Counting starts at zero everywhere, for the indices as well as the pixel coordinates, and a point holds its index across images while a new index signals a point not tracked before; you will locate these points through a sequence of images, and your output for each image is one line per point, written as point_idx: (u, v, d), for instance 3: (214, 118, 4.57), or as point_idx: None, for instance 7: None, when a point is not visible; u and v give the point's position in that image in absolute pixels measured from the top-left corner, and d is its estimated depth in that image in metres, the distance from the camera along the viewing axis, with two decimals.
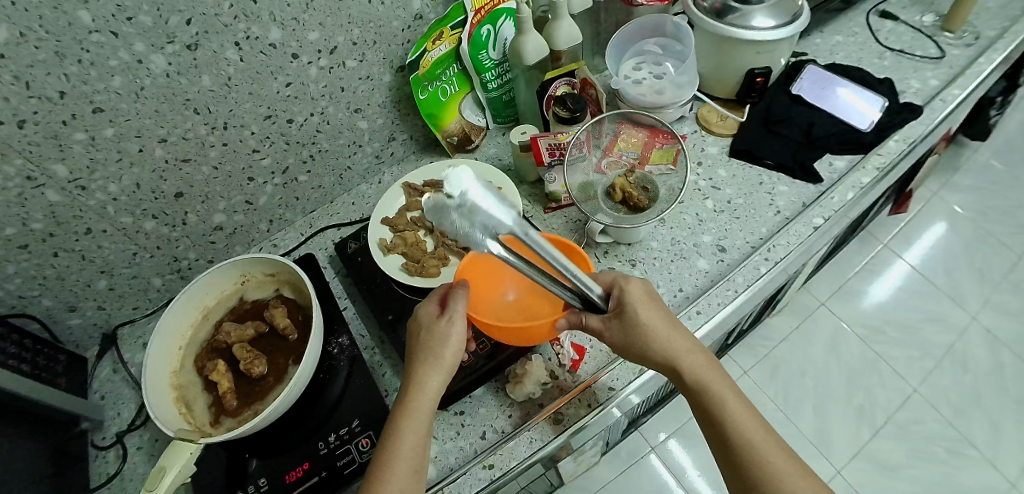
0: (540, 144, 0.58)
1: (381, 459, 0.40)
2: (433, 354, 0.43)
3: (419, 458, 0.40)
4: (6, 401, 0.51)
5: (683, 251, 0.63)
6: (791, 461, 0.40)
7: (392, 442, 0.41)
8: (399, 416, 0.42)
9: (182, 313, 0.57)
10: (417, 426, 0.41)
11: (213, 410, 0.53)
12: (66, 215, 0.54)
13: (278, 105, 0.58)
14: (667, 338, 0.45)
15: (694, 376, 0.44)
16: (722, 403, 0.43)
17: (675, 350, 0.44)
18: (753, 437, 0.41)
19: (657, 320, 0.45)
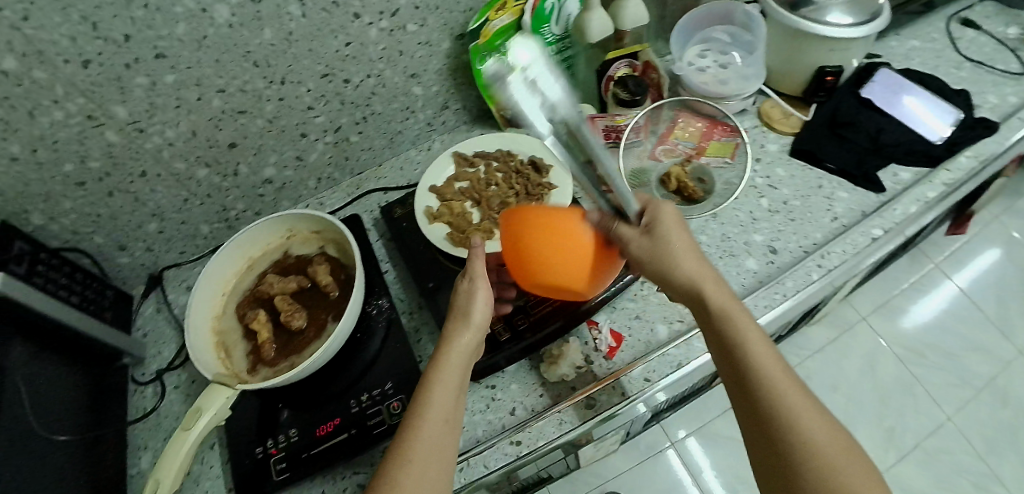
0: (597, 126, 0.59)
1: (413, 414, 0.39)
2: (463, 309, 0.44)
3: (452, 409, 0.40)
4: (53, 330, 0.54)
5: (731, 250, 0.61)
6: (811, 407, 0.36)
7: (424, 397, 0.40)
8: (431, 374, 0.42)
9: (228, 261, 0.58)
10: (449, 383, 0.41)
11: (251, 358, 0.54)
12: (123, 156, 0.55)
13: (336, 64, 0.57)
14: (688, 265, 0.42)
15: (717, 307, 0.41)
16: (744, 338, 0.40)
17: (696, 276, 0.42)
18: (773, 376, 0.38)
19: (681, 245, 0.43)
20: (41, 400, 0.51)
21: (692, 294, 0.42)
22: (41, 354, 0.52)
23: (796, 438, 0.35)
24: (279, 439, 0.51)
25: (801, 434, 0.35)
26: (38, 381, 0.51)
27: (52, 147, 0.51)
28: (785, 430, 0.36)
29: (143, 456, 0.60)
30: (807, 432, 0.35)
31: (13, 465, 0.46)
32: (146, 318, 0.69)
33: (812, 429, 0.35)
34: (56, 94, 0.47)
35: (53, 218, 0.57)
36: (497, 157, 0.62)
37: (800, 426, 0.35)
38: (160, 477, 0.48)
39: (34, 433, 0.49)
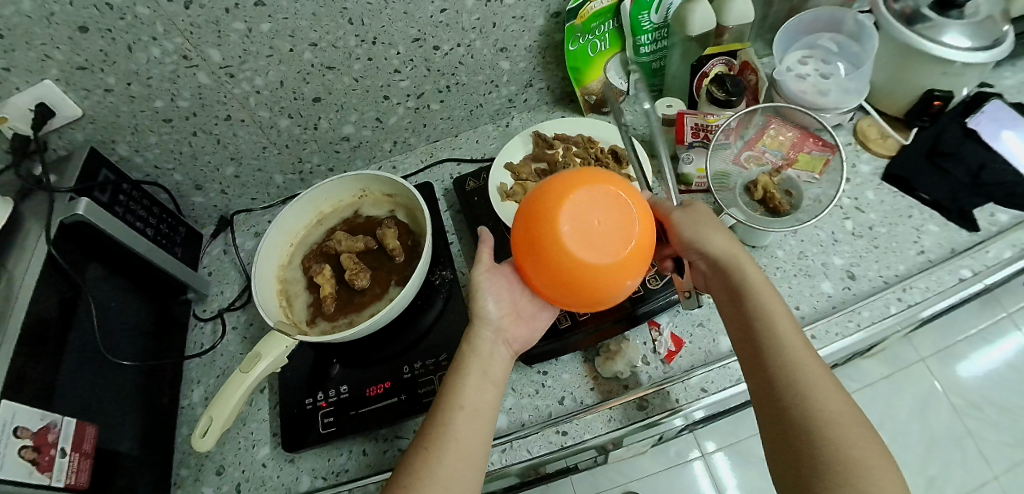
0: (686, 121, 0.56)
1: (439, 404, 0.41)
2: (479, 313, 0.46)
3: (481, 408, 0.41)
4: (124, 258, 0.56)
5: (808, 269, 0.58)
6: (825, 377, 0.38)
7: (452, 388, 0.42)
8: (454, 368, 0.44)
9: (301, 213, 0.59)
10: (473, 374, 0.43)
11: (311, 310, 0.54)
12: (211, 98, 0.57)
13: (428, 29, 0.57)
14: (721, 239, 0.44)
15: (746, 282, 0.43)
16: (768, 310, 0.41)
17: (731, 252, 0.44)
18: (790, 348, 0.39)
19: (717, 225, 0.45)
20: (107, 323, 0.53)
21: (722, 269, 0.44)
22: (107, 282, 0.54)
23: (807, 405, 0.37)
24: (329, 393, 0.52)
25: (813, 403, 0.37)
26: (110, 306, 0.54)
27: (146, 83, 0.53)
28: (796, 397, 0.37)
29: (195, 390, 0.62)
30: (820, 400, 0.37)
31: (72, 378, 0.48)
32: (213, 258, 0.71)
33: (825, 398, 0.37)
34: (156, 31, 0.48)
35: (137, 151, 0.60)
36: (578, 141, 0.61)
37: (812, 393, 0.37)
38: (214, 416, 0.48)
39: (100, 353, 0.51)
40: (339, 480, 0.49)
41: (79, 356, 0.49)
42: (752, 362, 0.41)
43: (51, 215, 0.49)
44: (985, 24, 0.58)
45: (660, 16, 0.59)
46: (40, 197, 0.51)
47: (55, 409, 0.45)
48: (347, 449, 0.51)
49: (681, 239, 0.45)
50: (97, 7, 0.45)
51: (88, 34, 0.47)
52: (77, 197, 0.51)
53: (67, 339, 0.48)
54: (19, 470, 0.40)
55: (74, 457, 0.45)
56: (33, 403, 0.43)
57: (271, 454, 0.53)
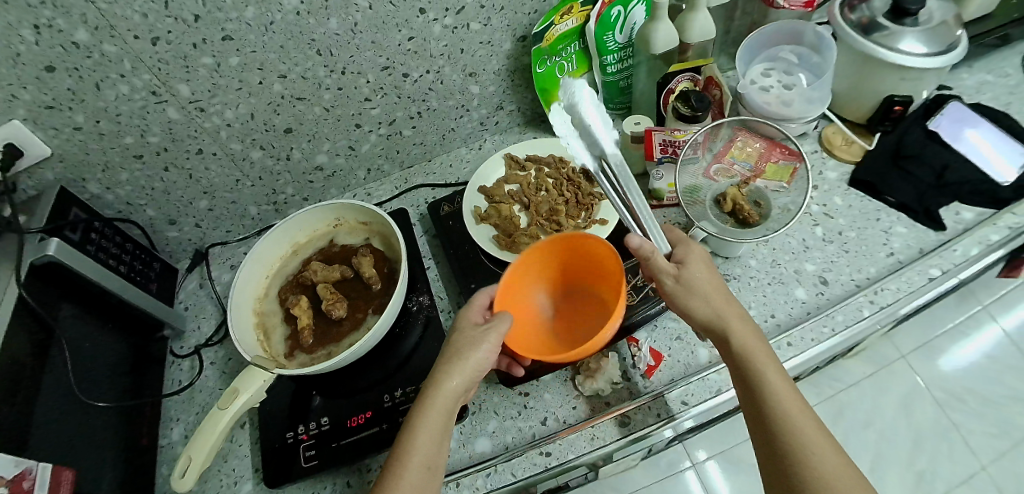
0: (654, 137, 0.56)
1: (396, 455, 0.40)
2: (459, 354, 0.43)
3: (434, 457, 0.40)
4: (97, 297, 0.55)
5: (781, 277, 0.59)
6: (822, 438, 0.38)
7: (409, 436, 0.41)
8: (415, 415, 0.42)
9: (276, 244, 0.59)
10: (433, 425, 0.41)
11: (289, 343, 0.54)
12: (182, 133, 0.57)
13: (397, 57, 0.57)
14: (714, 299, 0.44)
15: (739, 344, 0.42)
16: (761, 371, 0.41)
17: (722, 312, 0.43)
18: (787, 410, 0.39)
19: (711, 282, 0.45)
20: (80, 366, 0.52)
21: (713, 329, 0.44)
22: (81, 323, 0.54)
23: (805, 468, 0.37)
24: (310, 426, 0.51)
25: (813, 468, 0.37)
26: (84, 347, 0.53)
27: (115, 120, 0.52)
28: (793, 462, 0.37)
29: (175, 428, 0.61)
30: (818, 463, 0.37)
31: (43, 424, 0.47)
32: (189, 292, 0.70)
33: (823, 459, 0.37)
34: (124, 69, 0.48)
35: (109, 188, 0.59)
36: (549, 162, 0.61)
37: (810, 457, 0.37)
38: (192, 456, 0.48)
39: (75, 396, 0.51)
40: None
41: (52, 401, 0.48)
42: (753, 425, 0.41)
43: (22, 257, 0.49)
44: (939, 29, 0.59)
45: (625, 36, 0.61)
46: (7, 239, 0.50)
47: (29, 455, 0.45)
48: (330, 481, 0.50)
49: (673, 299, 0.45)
50: (63, 46, 0.45)
51: (55, 73, 0.46)
52: (47, 238, 0.51)
53: (40, 386, 0.48)
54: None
55: None
56: (5, 452, 0.42)
57: (253, 490, 0.52)
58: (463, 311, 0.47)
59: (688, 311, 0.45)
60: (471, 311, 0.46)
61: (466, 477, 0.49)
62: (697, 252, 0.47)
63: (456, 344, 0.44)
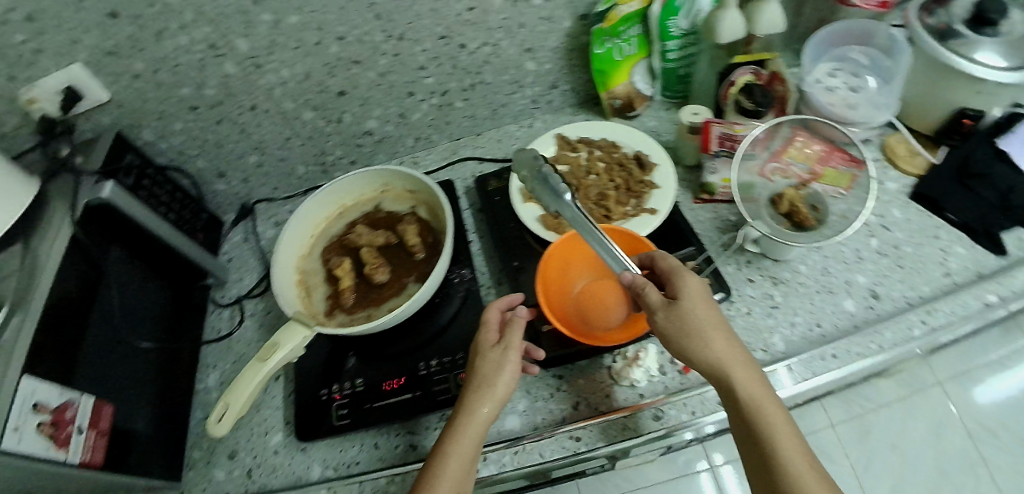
0: (712, 130, 0.55)
1: (427, 476, 0.40)
2: (487, 380, 0.44)
3: (463, 480, 0.40)
4: (149, 241, 0.58)
5: (829, 286, 0.57)
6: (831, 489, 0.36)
7: (437, 460, 0.41)
8: (445, 439, 0.42)
9: (323, 205, 0.60)
10: (464, 446, 0.41)
11: (329, 303, 0.55)
12: (236, 87, 0.57)
13: (455, 27, 0.57)
14: (714, 342, 0.41)
15: (745, 396, 0.40)
16: (767, 424, 0.39)
17: (721, 357, 0.41)
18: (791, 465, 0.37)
19: (710, 319, 0.42)
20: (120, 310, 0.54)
21: (710, 372, 0.41)
22: (127, 269, 0.56)
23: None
24: (344, 385, 0.53)
25: None
26: (129, 289, 0.56)
27: (173, 70, 0.53)
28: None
29: (211, 374, 0.63)
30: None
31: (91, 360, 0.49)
32: (234, 245, 0.72)
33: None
34: (184, 19, 0.49)
35: (162, 136, 0.61)
36: (602, 146, 0.60)
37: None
38: (230, 403, 0.49)
39: (119, 333, 0.53)
40: (352, 471, 0.53)
41: (98, 335, 0.50)
42: (758, 474, 0.39)
43: (77, 199, 0.51)
44: None
45: (689, 22, 0.59)
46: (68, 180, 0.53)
47: (74, 386, 0.46)
48: (358, 442, 0.54)
49: (665, 339, 0.43)
50: None
51: (118, 20, 0.47)
52: (103, 183, 0.52)
53: (90, 318, 0.50)
54: (36, 443, 0.41)
55: (90, 434, 0.46)
56: (53, 379, 0.44)
57: None
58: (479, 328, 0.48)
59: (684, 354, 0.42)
60: (486, 329, 0.48)
61: (493, 452, 0.50)
62: (696, 283, 0.44)
63: (481, 371, 0.45)
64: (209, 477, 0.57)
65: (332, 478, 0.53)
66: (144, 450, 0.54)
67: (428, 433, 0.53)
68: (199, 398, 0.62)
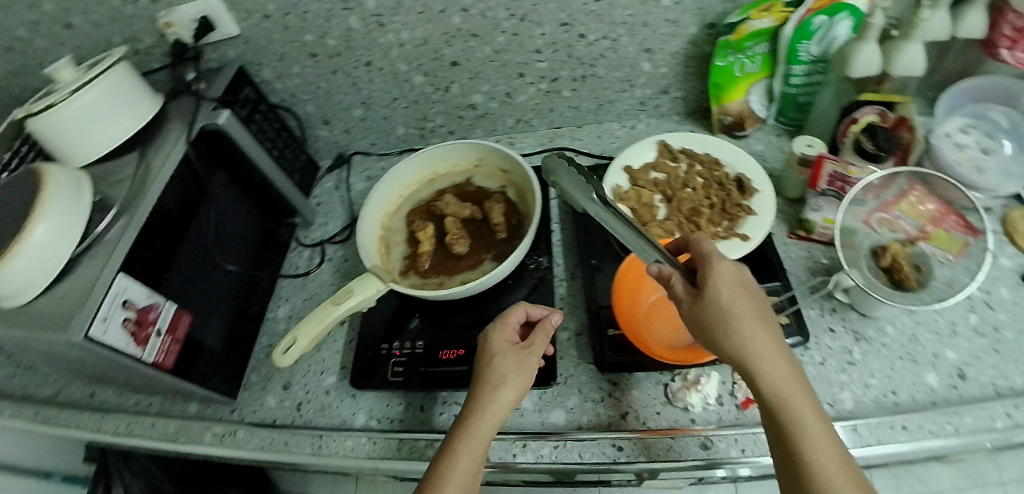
0: (824, 166, 0.52)
1: (437, 472, 0.40)
2: (501, 378, 0.44)
3: (472, 481, 0.40)
4: (250, 176, 0.63)
5: (915, 355, 0.51)
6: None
7: (447, 458, 0.41)
8: (455, 436, 0.42)
9: (418, 169, 0.63)
10: (474, 449, 0.41)
11: (406, 263, 0.58)
12: (356, 42, 0.61)
13: (579, 16, 0.57)
14: (748, 335, 0.36)
15: (771, 393, 0.36)
16: (795, 426, 0.35)
17: (749, 352, 0.36)
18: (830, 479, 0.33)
19: (749, 312, 0.37)
20: (208, 232, 0.59)
21: (739, 366, 0.37)
22: (224, 197, 0.61)
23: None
24: (404, 345, 0.55)
25: None
26: (224, 214, 0.62)
27: (302, 16, 0.57)
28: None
29: (282, 306, 0.68)
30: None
31: (175, 271, 0.55)
32: (325, 190, 0.77)
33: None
34: None
35: (279, 77, 0.66)
36: (703, 161, 0.59)
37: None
38: (298, 337, 0.52)
39: (206, 252, 0.59)
40: (393, 427, 0.55)
41: (188, 250, 0.57)
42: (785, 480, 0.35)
43: (195, 120, 0.57)
44: None
45: (820, 48, 0.56)
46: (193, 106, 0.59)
47: (162, 291, 0.53)
48: (406, 401, 0.57)
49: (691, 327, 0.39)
50: None
51: None
52: (218, 109, 0.58)
53: (184, 234, 0.56)
54: (121, 337, 0.47)
55: (166, 339, 0.52)
56: (145, 283, 0.51)
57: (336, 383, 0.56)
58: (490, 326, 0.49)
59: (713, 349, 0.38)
60: (500, 332, 0.48)
61: (534, 441, 0.50)
62: (733, 266, 0.39)
63: (496, 369, 0.45)
64: (260, 401, 0.62)
65: (371, 428, 0.56)
66: (213, 361, 0.59)
67: None
68: (267, 327, 0.67)
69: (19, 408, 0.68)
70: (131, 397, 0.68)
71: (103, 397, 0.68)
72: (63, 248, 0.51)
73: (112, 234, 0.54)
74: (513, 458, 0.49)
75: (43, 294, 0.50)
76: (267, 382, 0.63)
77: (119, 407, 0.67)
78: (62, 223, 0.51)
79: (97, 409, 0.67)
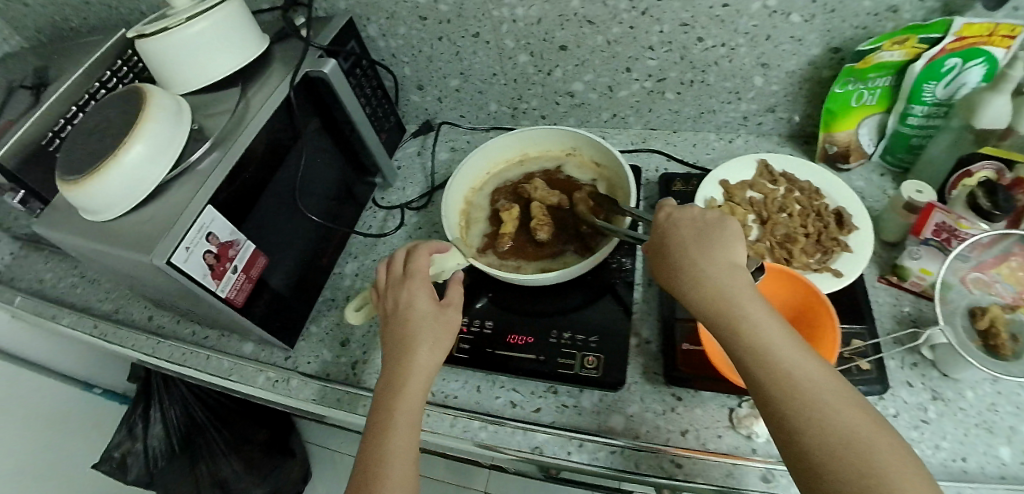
0: (932, 215, 0.51)
1: (376, 452, 0.43)
2: (416, 341, 0.47)
3: (412, 451, 0.44)
4: (342, 128, 0.65)
5: (990, 425, 0.49)
6: (840, 395, 0.33)
7: (385, 433, 0.43)
8: (382, 415, 0.44)
9: (510, 148, 0.64)
10: (410, 415, 0.44)
11: (485, 241, 0.60)
12: (469, 12, 0.63)
13: (701, 19, 0.57)
14: (700, 257, 0.40)
15: (725, 306, 0.38)
16: (755, 329, 0.36)
17: (707, 268, 0.40)
18: (793, 372, 0.34)
19: (696, 239, 0.42)
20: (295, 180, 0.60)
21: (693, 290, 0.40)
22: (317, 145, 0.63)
23: (822, 439, 0.32)
24: (473, 324, 0.56)
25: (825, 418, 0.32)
26: (315, 161, 0.63)
27: None
28: (807, 437, 0.32)
29: (349, 263, 0.70)
30: (842, 430, 0.32)
31: (264, 213, 0.56)
32: (407, 155, 0.80)
33: (845, 417, 0.32)
34: None
35: (383, 35, 0.70)
36: (804, 188, 0.58)
37: (827, 425, 0.32)
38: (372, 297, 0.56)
39: (291, 199, 0.60)
40: (447, 402, 0.55)
41: (276, 194, 0.58)
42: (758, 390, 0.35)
43: (301, 65, 0.58)
44: None
45: (947, 91, 0.54)
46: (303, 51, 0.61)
47: (243, 231, 0.53)
48: (463, 379, 0.56)
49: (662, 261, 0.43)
50: None
51: None
52: (323, 57, 0.59)
53: (273, 176, 0.57)
54: (199, 267, 0.48)
55: (240, 277, 0.53)
56: (229, 218, 0.52)
57: None
58: (400, 290, 0.51)
59: (679, 278, 0.41)
60: (420, 296, 0.50)
61: (592, 443, 0.50)
62: (688, 208, 0.45)
63: (409, 332, 0.48)
64: (316, 354, 0.63)
65: (427, 400, 0.56)
66: (284, 303, 0.61)
67: (530, 398, 0.54)
68: (332, 281, 0.69)
69: (78, 320, 0.71)
70: (188, 326, 0.69)
71: (161, 322, 0.70)
72: (153, 172, 0.52)
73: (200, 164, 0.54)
74: (567, 455, 0.49)
75: (134, 212, 0.52)
76: (325, 336, 0.65)
77: (175, 335, 0.69)
78: (155, 147, 0.52)
79: (154, 334, 0.69)
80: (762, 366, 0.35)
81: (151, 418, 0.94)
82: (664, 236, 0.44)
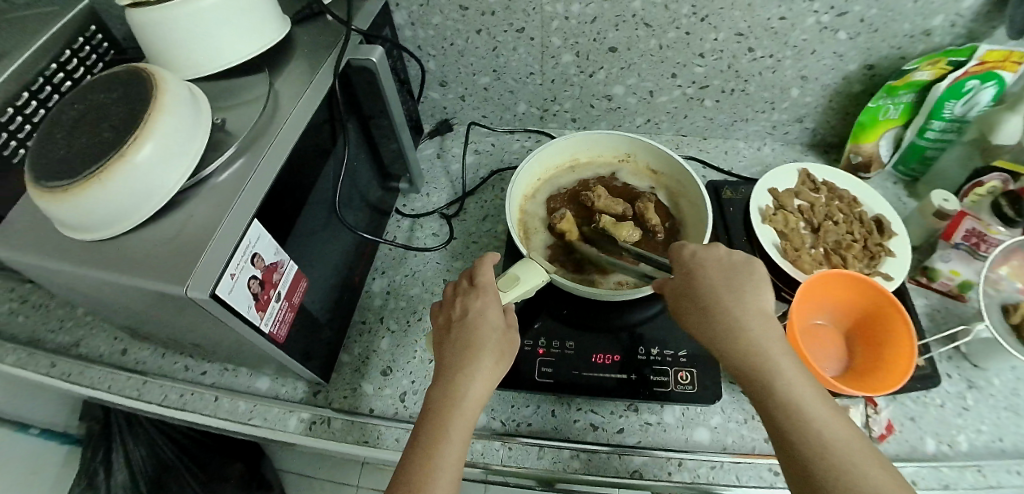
0: (963, 221, 0.56)
1: (422, 455, 0.37)
2: (478, 348, 0.42)
3: (461, 463, 0.38)
4: (372, 128, 0.59)
5: (1017, 408, 0.54)
6: (874, 462, 0.33)
7: (437, 433, 0.38)
8: (432, 419, 0.39)
9: (563, 153, 0.62)
10: (463, 431, 0.39)
11: (549, 253, 0.57)
12: (518, 5, 0.59)
13: (756, 30, 0.58)
14: (733, 304, 0.40)
15: (751, 349, 0.38)
16: (779, 375, 0.36)
17: (733, 310, 0.39)
18: (821, 419, 0.34)
19: (719, 284, 0.41)
20: (331, 186, 0.52)
21: (716, 334, 0.39)
22: (351, 145, 0.56)
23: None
24: (552, 345, 0.52)
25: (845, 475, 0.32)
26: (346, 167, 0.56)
27: None
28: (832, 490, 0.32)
29: (378, 279, 0.64)
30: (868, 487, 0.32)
31: (307, 225, 0.48)
32: (425, 157, 0.75)
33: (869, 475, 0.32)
34: None
35: (412, 24, 0.63)
36: (843, 197, 0.62)
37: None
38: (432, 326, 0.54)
39: (327, 208, 0.52)
40: (522, 431, 0.51)
41: (315, 203, 0.50)
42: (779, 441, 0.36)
43: (344, 52, 0.51)
44: None
45: (963, 109, 0.59)
46: (339, 35, 0.53)
47: (286, 249, 0.45)
48: (534, 404, 0.52)
49: (682, 304, 0.42)
50: None
51: None
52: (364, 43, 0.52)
53: (314, 183, 0.49)
54: (244, 297, 0.38)
55: (283, 306, 0.44)
56: (274, 236, 0.42)
57: None
58: (469, 297, 0.46)
59: (704, 324, 0.40)
60: (492, 305, 0.45)
61: (689, 460, 0.48)
62: (713, 249, 0.44)
63: (468, 335, 0.43)
64: (354, 386, 0.56)
65: (499, 431, 0.51)
66: (321, 328, 0.53)
67: (611, 419, 0.51)
68: (361, 302, 0.62)
69: (30, 358, 0.57)
70: (178, 361, 0.57)
71: (139, 356, 0.58)
72: (169, 179, 0.39)
73: (224, 176, 0.42)
74: (667, 476, 0.48)
75: (138, 230, 0.39)
76: (363, 364, 0.57)
77: (162, 372, 0.57)
78: (173, 147, 0.39)
79: (134, 372, 0.56)
80: (784, 408, 0.35)
81: (113, 464, 0.87)
82: (691, 282, 0.43)
